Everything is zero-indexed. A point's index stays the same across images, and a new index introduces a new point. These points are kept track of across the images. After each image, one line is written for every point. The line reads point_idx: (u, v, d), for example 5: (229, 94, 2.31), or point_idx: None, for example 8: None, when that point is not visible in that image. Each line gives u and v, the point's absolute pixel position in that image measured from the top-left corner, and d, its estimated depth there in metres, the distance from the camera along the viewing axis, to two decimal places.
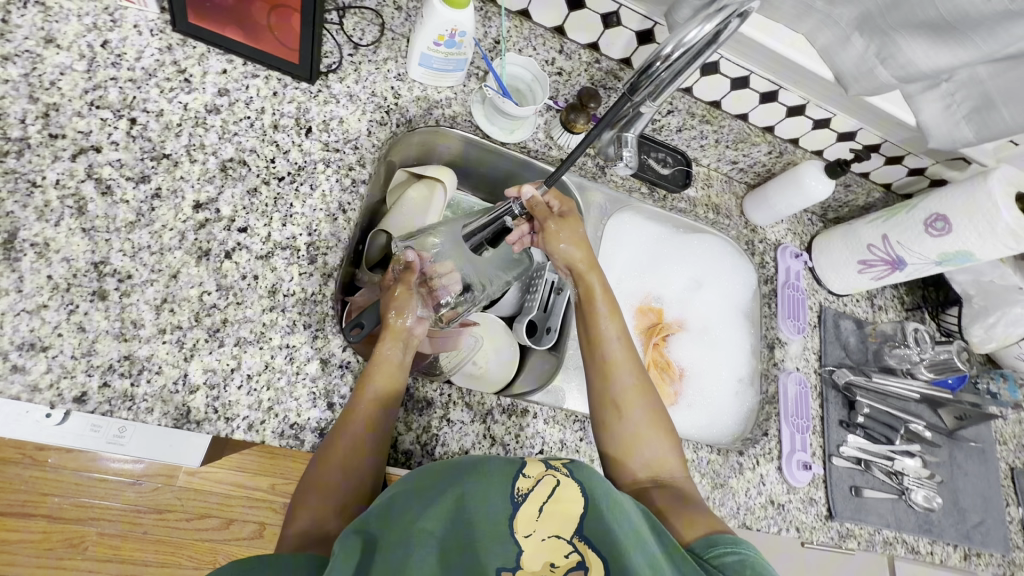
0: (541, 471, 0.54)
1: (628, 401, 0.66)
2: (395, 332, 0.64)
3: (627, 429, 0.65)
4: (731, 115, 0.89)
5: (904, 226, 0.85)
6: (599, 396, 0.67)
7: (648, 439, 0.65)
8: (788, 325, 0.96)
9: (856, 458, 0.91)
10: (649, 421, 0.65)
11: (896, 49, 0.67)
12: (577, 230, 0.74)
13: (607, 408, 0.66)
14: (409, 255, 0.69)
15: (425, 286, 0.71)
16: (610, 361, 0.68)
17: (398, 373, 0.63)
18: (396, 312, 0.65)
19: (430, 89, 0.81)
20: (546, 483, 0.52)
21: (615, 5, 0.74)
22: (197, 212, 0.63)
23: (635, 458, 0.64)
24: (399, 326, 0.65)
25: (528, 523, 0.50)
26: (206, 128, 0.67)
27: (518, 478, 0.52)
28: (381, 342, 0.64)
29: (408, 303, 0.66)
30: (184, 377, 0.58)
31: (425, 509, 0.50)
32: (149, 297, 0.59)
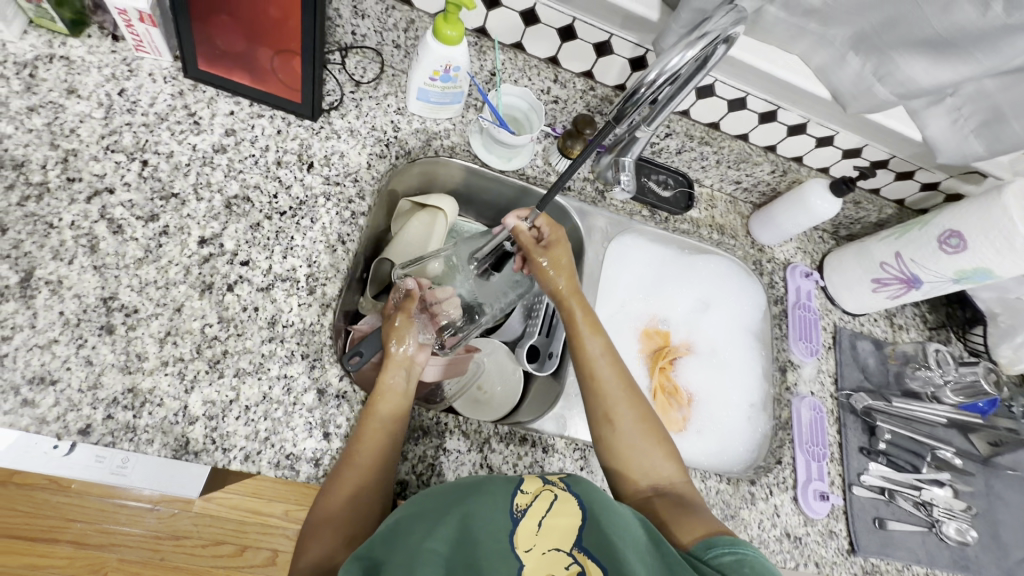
0: (539, 486, 0.57)
1: (621, 417, 0.66)
2: (396, 363, 0.66)
3: (624, 439, 0.65)
4: (731, 135, 0.88)
5: (917, 243, 0.82)
6: (592, 411, 0.67)
7: (643, 449, 0.64)
8: (800, 347, 0.93)
9: (879, 488, 0.86)
10: (642, 430, 0.65)
11: (893, 67, 0.65)
12: (565, 257, 0.75)
13: (601, 423, 0.66)
14: (409, 283, 0.74)
15: (426, 312, 0.77)
16: (598, 377, 0.67)
17: (404, 401, 0.65)
18: (396, 341, 0.68)
19: (429, 121, 0.83)
20: (543, 497, 0.56)
21: (606, 35, 0.75)
22: (202, 247, 0.66)
23: (634, 469, 0.64)
24: (403, 356, 0.67)
25: (528, 536, 0.52)
26: (213, 166, 0.70)
27: (517, 494, 0.55)
28: (382, 373, 0.65)
29: (408, 330, 0.69)
30: (184, 410, 0.59)
31: (430, 527, 0.51)
32: (154, 330, 0.61)
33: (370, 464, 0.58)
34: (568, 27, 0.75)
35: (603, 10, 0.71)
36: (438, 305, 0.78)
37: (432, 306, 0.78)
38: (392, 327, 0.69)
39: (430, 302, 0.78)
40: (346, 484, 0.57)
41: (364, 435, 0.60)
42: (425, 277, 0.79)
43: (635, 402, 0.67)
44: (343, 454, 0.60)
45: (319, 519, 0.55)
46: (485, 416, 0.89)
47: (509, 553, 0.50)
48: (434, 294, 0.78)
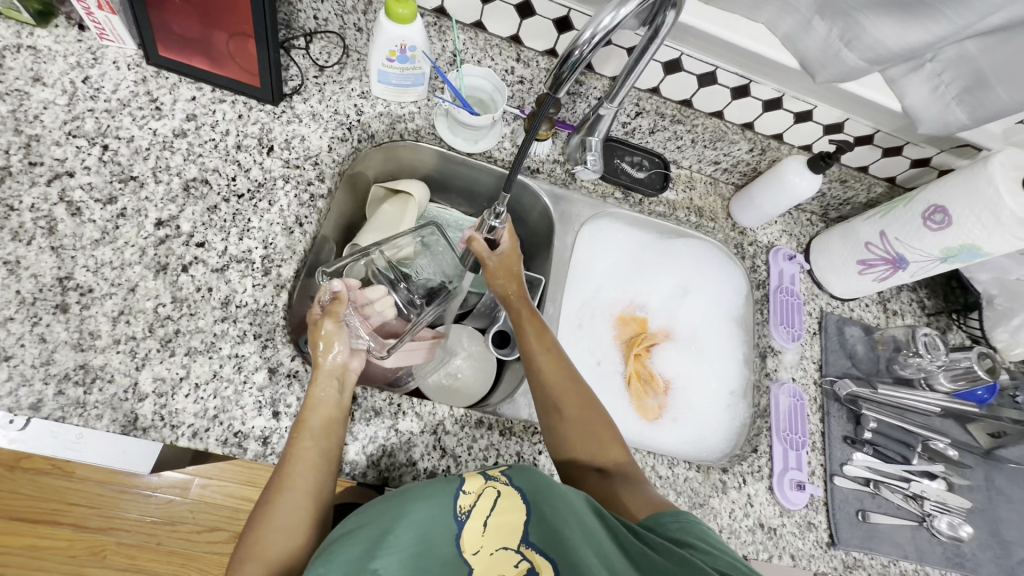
0: (482, 483, 0.54)
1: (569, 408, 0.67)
2: (326, 374, 0.63)
3: (572, 426, 0.66)
4: (704, 113, 0.85)
5: (900, 220, 0.78)
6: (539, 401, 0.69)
7: (591, 437, 0.66)
8: (781, 332, 0.88)
9: (864, 479, 0.82)
10: (588, 418, 0.67)
11: (860, 30, 0.62)
12: (516, 267, 0.79)
13: (549, 412, 0.68)
14: (335, 284, 0.68)
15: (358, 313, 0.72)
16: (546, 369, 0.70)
17: (337, 411, 0.63)
18: (324, 348, 0.65)
19: (393, 105, 0.83)
20: (487, 496, 0.53)
21: (564, 10, 0.73)
22: (159, 229, 0.67)
23: (580, 453, 0.65)
24: (336, 367, 0.65)
25: (474, 539, 0.50)
26: (173, 151, 0.71)
27: (460, 495, 0.53)
28: (312, 385, 0.62)
29: (340, 335, 0.66)
30: (134, 386, 0.60)
31: (371, 547, 0.47)
32: (107, 310, 0.62)
33: (304, 483, 0.56)
34: (526, 3, 0.73)
35: None
36: (370, 306, 0.74)
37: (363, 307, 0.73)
38: (319, 335, 0.65)
39: (360, 303, 0.73)
40: (279, 505, 0.55)
41: (294, 454, 0.58)
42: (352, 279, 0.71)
43: (582, 393, 0.69)
44: (273, 475, 0.57)
45: (250, 552, 0.52)
46: (457, 403, 0.88)
47: (457, 559, 0.49)
48: (364, 295, 0.73)
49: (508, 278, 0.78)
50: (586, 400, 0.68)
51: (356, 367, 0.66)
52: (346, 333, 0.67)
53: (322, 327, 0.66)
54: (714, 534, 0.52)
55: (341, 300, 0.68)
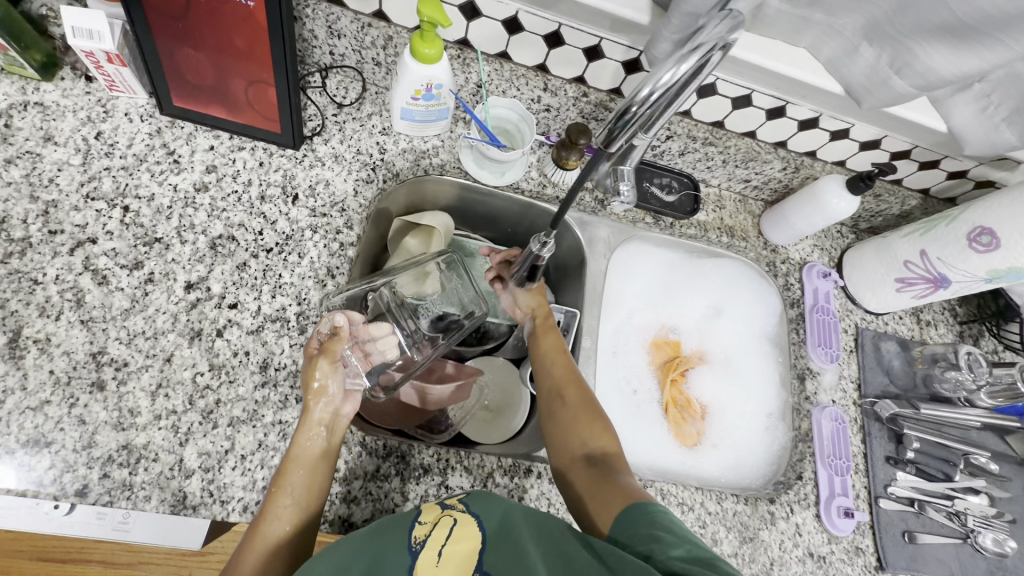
0: (437, 515, 0.57)
1: (570, 389, 0.71)
2: (315, 423, 0.59)
3: (571, 418, 0.68)
4: (737, 133, 0.82)
5: (944, 241, 0.76)
6: (546, 390, 0.72)
7: (582, 424, 0.67)
8: (820, 354, 0.88)
9: (909, 499, 0.82)
10: (586, 415, 0.68)
11: (911, 57, 0.59)
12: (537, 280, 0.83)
13: (552, 399, 0.70)
14: (339, 319, 0.63)
15: (358, 349, 0.69)
16: (559, 363, 0.74)
17: (322, 462, 0.58)
18: (315, 393, 0.59)
19: (416, 140, 0.80)
20: (442, 524, 0.55)
21: (595, 39, 0.69)
22: (188, 292, 0.64)
23: (572, 440, 0.66)
24: (328, 414, 0.60)
25: (428, 568, 0.51)
26: (196, 207, 0.68)
27: (415, 527, 0.55)
28: (297, 434, 0.58)
29: (334, 375, 0.61)
30: (179, 463, 0.58)
31: None
32: (145, 384, 0.60)
33: (277, 544, 0.53)
34: (554, 33, 0.69)
35: (590, 13, 0.66)
36: (372, 343, 0.70)
37: (364, 344, 0.70)
38: (313, 376, 0.59)
39: (361, 339, 0.69)
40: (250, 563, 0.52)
41: (270, 510, 0.54)
42: (355, 313, 0.67)
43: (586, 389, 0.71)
44: (249, 528, 0.54)
45: None
46: (492, 438, 0.84)
47: None
48: (367, 331, 0.70)
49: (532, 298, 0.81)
50: (584, 396, 0.70)
51: (348, 413, 0.61)
52: (342, 373, 0.62)
53: (315, 366, 0.60)
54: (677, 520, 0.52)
55: (340, 336, 0.62)
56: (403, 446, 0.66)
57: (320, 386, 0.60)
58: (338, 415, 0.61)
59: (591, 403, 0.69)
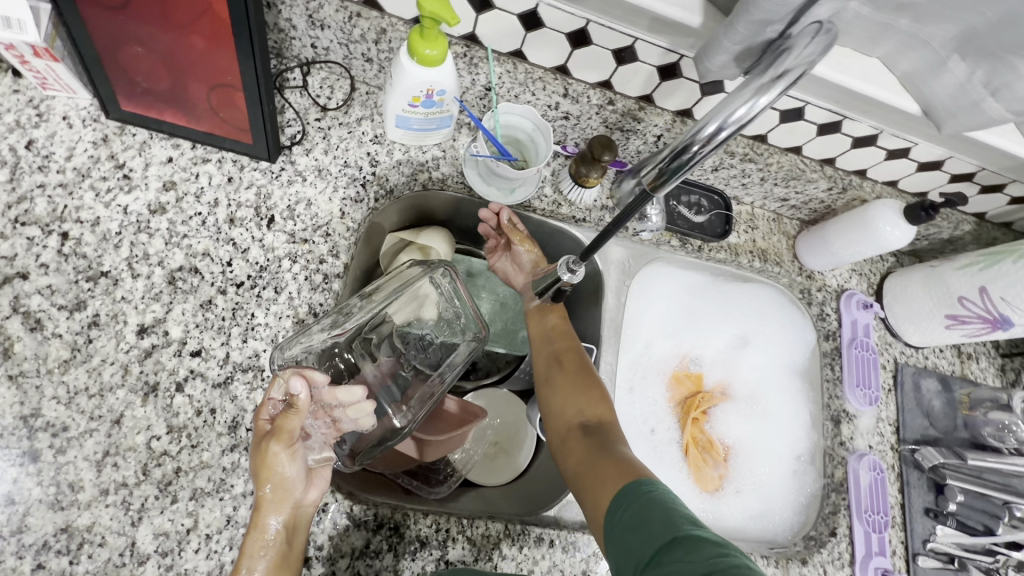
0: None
1: (571, 358, 0.69)
2: (268, 526, 0.50)
3: (569, 389, 0.66)
4: (781, 149, 0.72)
5: (1009, 280, 0.68)
6: (546, 360, 0.69)
7: (580, 396, 0.65)
8: (856, 395, 0.79)
9: (948, 556, 0.75)
10: (585, 387, 0.66)
11: (1013, 77, 0.49)
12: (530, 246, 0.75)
13: (552, 368, 0.68)
14: (296, 388, 0.48)
15: (322, 414, 0.56)
16: (561, 336, 0.71)
17: (278, 572, 0.50)
18: (270, 488, 0.50)
19: (413, 149, 0.69)
20: None
21: (628, 39, 0.58)
22: (142, 338, 0.54)
23: (569, 410, 0.65)
24: (285, 511, 0.51)
25: None
26: (151, 233, 0.57)
27: None
28: (247, 538, 0.49)
29: (295, 459, 0.51)
30: (131, 547, 0.49)
31: None
32: (88, 452, 0.50)
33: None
34: (580, 30, 0.58)
35: (627, 11, 0.55)
36: (340, 409, 0.56)
37: (331, 409, 0.56)
38: (264, 465, 0.50)
39: (326, 403, 0.56)
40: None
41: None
42: (315, 375, 0.53)
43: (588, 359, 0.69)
44: None
45: None
46: (498, 479, 0.77)
47: None
48: (333, 396, 0.55)
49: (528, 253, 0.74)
50: (584, 368, 0.68)
51: (312, 501, 0.53)
52: (300, 455, 0.52)
53: (268, 451, 0.50)
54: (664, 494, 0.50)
55: (297, 410, 0.49)
56: (397, 515, 0.57)
57: (279, 474, 0.50)
58: (297, 510, 0.52)
59: (589, 375, 0.67)
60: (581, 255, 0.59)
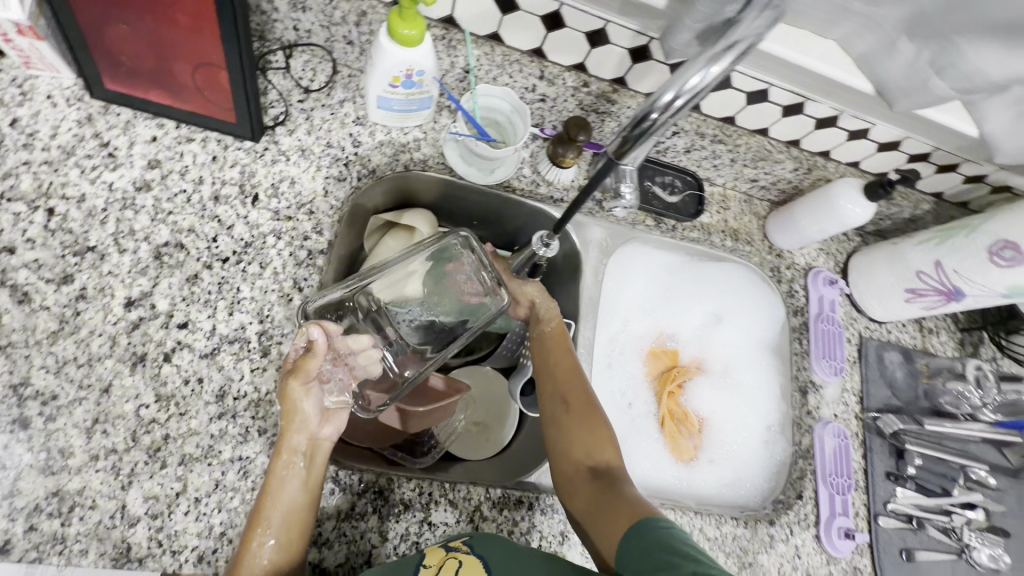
0: (442, 556, 0.53)
1: (577, 390, 0.66)
2: (291, 451, 0.53)
3: (576, 424, 0.63)
4: (749, 130, 0.75)
5: (962, 253, 0.72)
6: (548, 390, 0.67)
7: (587, 433, 0.62)
8: (822, 366, 0.84)
9: (907, 516, 0.79)
10: (592, 424, 0.63)
11: (959, 56, 0.53)
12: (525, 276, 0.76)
13: (557, 403, 0.65)
14: (313, 332, 0.54)
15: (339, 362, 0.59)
16: (563, 364, 0.68)
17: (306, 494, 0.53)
18: (288, 420, 0.53)
19: (394, 131, 0.71)
20: (447, 568, 0.51)
21: (600, 22, 0.61)
22: (129, 311, 0.56)
23: (576, 450, 0.62)
24: (304, 441, 0.53)
25: None
26: (137, 209, 0.59)
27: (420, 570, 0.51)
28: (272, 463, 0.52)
29: (310, 395, 0.54)
30: (122, 510, 0.51)
31: None
32: (78, 419, 0.52)
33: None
34: (554, 14, 0.61)
35: None
36: (353, 356, 0.60)
37: (346, 357, 0.60)
38: (284, 399, 0.53)
39: (340, 352, 0.59)
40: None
41: (245, 556, 0.49)
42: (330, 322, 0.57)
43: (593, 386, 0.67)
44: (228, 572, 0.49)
45: None
46: (481, 454, 0.79)
47: None
48: (346, 344, 0.59)
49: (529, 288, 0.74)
50: (590, 398, 0.65)
51: (329, 436, 0.55)
52: (316, 392, 0.55)
53: (287, 387, 0.53)
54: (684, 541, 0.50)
55: (315, 352, 0.54)
56: (381, 479, 0.60)
57: (297, 407, 0.53)
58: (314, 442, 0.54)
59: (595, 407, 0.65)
60: (554, 228, 0.66)
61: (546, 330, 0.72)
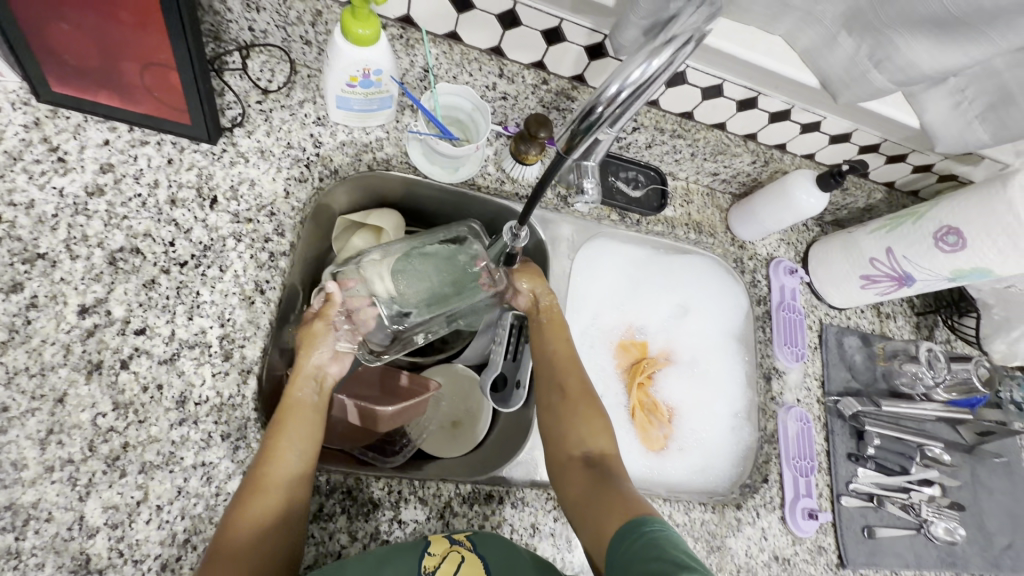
0: (446, 546, 0.56)
1: (572, 382, 0.69)
2: (308, 375, 0.63)
3: (572, 414, 0.66)
4: (706, 125, 0.77)
5: (910, 239, 0.75)
6: (545, 382, 0.70)
7: (581, 422, 0.66)
8: (785, 353, 0.86)
9: (868, 495, 0.82)
10: (587, 414, 0.66)
11: (893, 50, 0.55)
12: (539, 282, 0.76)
13: (552, 390, 0.69)
14: (330, 286, 0.67)
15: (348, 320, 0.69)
16: (563, 355, 0.71)
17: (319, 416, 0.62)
18: (307, 352, 0.64)
19: (356, 131, 0.71)
20: (450, 559, 0.54)
21: (554, 21, 0.62)
22: (83, 318, 0.55)
23: (571, 441, 0.65)
24: (316, 370, 0.64)
25: None
26: (89, 214, 0.57)
27: (425, 555, 0.54)
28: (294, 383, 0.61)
29: (325, 334, 0.65)
30: (80, 522, 0.50)
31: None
32: (31, 430, 0.51)
33: (265, 520, 0.51)
34: (509, 13, 0.62)
35: None
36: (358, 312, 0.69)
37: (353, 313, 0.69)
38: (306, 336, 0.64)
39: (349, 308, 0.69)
40: (228, 561, 0.48)
41: (275, 453, 0.54)
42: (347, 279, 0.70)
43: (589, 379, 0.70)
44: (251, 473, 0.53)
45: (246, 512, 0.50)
46: (457, 451, 0.79)
47: None
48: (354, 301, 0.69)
49: (534, 282, 0.75)
50: (585, 392, 0.68)
51: (333, 373, 0.66)
52: (330, 334, 0.66)
53: (310, 328, 0.65)
54: (678, 545, 0.48)
55: (333, 302, 0.67)
56: (350, 480, 0.60)
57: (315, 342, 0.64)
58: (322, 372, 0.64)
59: (591, 399, 0.68)
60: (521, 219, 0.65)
61: (544, 323, 0.74)
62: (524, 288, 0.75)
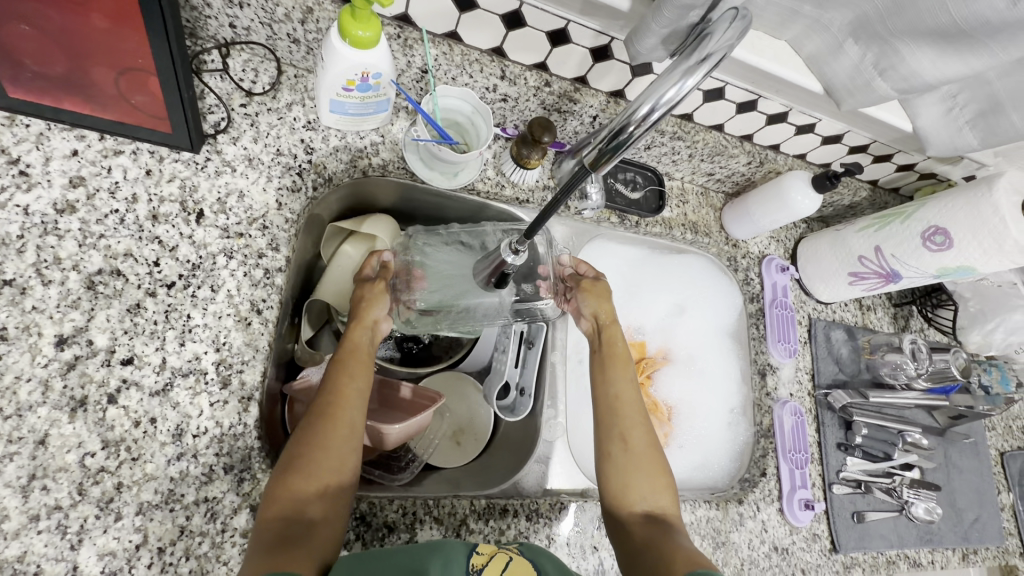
0: (493, 549, 0.53)
1: (634, 434, 0.65)
2: (367, 328, 0.63)
3: (637, 473, 0.63)
4: (706, 126, 0.77)
5: (900, 238, 0.77)
6: (605, 431, 0.65)
7: (645, 473, 0.63)
8: (779, 349, 0.89)
9: (856, 481, 0.86)
10: (650, 466, 0.63)
11: (897, 59, 0.56)
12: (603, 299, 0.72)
13: (613, 442, 0.64)
14: (386, 255, 0.68)
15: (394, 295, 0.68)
16: (624, 401, 0.66)
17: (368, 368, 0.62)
18: (367, 304, 0.64)
19: (350, 135, 0.67)
20: (498, 559, 0.52)
21: (562, 22, 0.59)
22: (62, 350, 0.50)
23: (632, 492, 0.62)
24: (371, 327, 0.63)
25: None
26: (60, 234, 0.52)
27: (472, 554, 0.51)
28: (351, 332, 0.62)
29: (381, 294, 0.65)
30: (73, 572, 0.46)
31: None
32: (11, 478, 0.46)
33: (332, 446, 0.53)
34: (515, 14, 0.59)
35: None
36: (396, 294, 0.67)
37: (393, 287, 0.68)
38: (362, 295, 0.64)
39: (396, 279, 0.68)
40: (299, 479, 0.50)
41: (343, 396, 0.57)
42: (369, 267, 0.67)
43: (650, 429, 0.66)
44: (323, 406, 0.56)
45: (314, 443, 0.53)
46: (463, 459, 0.78)
47: None
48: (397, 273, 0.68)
49: (600, 304, 0.71)
50: (648, 444, 0.65)
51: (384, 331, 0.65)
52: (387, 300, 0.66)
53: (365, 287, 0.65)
54: None
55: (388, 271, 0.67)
56: (362, 505, 0.58)
57: (371, 302, 0.64)
58: (378, 329, 0.64)
59: (654, 455, 0.64)
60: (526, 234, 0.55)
61: (606, 359, 0.70)
62: (588, 311, 0.72)
